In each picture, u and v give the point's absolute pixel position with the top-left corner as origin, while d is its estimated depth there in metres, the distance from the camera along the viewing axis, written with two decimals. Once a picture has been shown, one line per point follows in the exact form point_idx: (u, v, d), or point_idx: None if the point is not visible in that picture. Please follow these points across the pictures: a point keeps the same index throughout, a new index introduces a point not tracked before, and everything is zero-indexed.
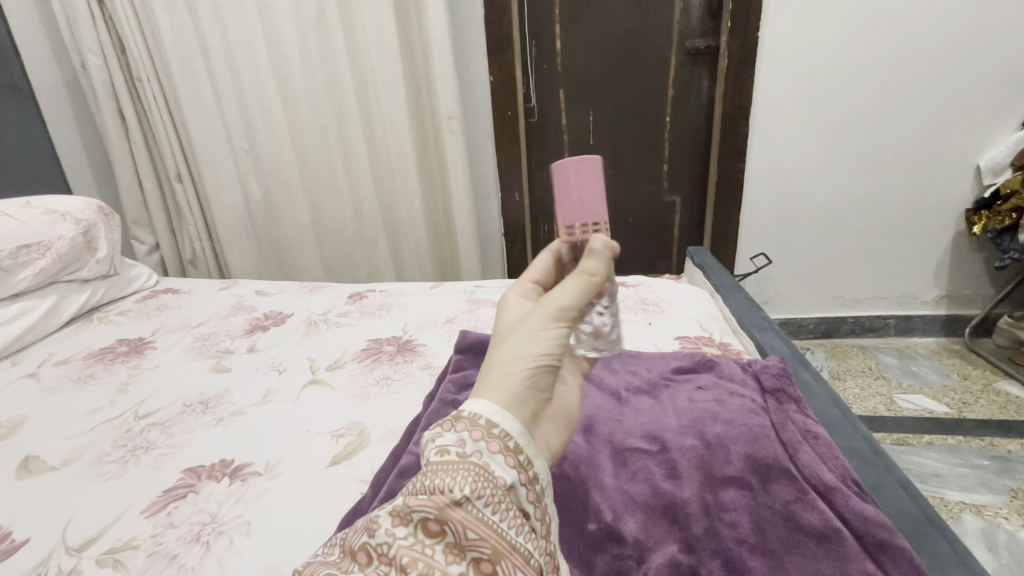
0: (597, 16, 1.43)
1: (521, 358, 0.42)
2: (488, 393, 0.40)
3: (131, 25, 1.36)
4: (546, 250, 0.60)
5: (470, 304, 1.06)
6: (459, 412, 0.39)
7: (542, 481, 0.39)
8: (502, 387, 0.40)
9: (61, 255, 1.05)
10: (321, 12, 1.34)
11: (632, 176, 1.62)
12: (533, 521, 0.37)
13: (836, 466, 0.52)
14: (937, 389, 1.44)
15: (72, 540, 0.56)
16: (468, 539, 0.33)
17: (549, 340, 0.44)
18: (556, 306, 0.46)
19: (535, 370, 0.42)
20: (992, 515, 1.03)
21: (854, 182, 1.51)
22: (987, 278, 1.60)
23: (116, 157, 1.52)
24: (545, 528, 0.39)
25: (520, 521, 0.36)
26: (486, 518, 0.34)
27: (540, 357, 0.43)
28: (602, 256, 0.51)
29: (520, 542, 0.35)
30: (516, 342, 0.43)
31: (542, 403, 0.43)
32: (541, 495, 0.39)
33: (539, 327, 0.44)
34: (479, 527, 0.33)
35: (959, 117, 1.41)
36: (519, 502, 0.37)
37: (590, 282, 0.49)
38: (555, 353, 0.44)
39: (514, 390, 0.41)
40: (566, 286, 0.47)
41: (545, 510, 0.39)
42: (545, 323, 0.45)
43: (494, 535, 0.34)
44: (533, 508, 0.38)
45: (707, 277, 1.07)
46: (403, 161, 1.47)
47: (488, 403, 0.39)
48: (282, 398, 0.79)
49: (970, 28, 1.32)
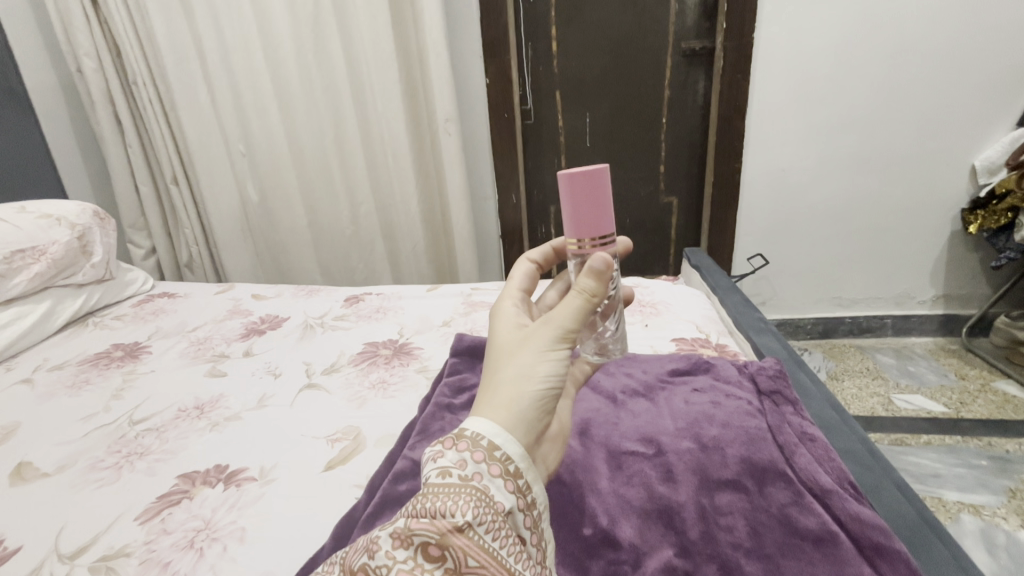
0: (593, 17, 1.43)
1: (528, 379, 0.41)
2: (494, 414, 0.39)
3: (127, 30, 1.36)
4: (520, 263, 0.59)
5: (466, 307, 1.06)
6: (460, 430, 0.38)
7: (539, 505, 0.39)
8: (510, 412, 0.39)
9: (56, 259, 1.05)
10: (318, 15, 1.34)
11: (629, 177, 1.62)
12: (530, 548, 0.37)
13: (832, 469, 0.52)
14: (934, 389, 1.44)
15: (64, 547, 0.55)
16: (468, 566, 0.32)
17: (555, 362, 0.43)
18: (561, 324, 0.44)
19: (541, 394, 0.42)
20: (991, 515, 1.03)
21: (850, 183, 1.51)
22: (984, 277, 1.60)
23: (111, 160, 1.52)
24: (541, 554, 0.38)
25: (519, 547, 0.36)
26: (487, 545, 0.33)
27: (546, 379, 0.42)
28: (599, 272, 0.45)
29: (516, 569, 0.34)
30: (521, 362, 0.42)
31: (546, 427, 0.43)
32: (539, 520, 0.38)
33: (546, 347, 0.43)
34: (479, 554, 0.33)
35: (955, 117, 1.41)
36: (516, 527, 0.36)
37: (590, 301, 0.45)
38: (559, 376, 0.43)
39: (521, 416, 0.40)
40: (572, 301, 0.45)
41: (542, 535, 0.38)
42: (550, 343, 0.44)
43: (494, 563, 0.33)
44: (530, 534, 0.37)
45: (704, 278, 1.07)
46: (399, 164, 1.47)
47: (491, 424, 0.38)
48: (278, 402, 0.78)
49: (965, 28, 1.32)
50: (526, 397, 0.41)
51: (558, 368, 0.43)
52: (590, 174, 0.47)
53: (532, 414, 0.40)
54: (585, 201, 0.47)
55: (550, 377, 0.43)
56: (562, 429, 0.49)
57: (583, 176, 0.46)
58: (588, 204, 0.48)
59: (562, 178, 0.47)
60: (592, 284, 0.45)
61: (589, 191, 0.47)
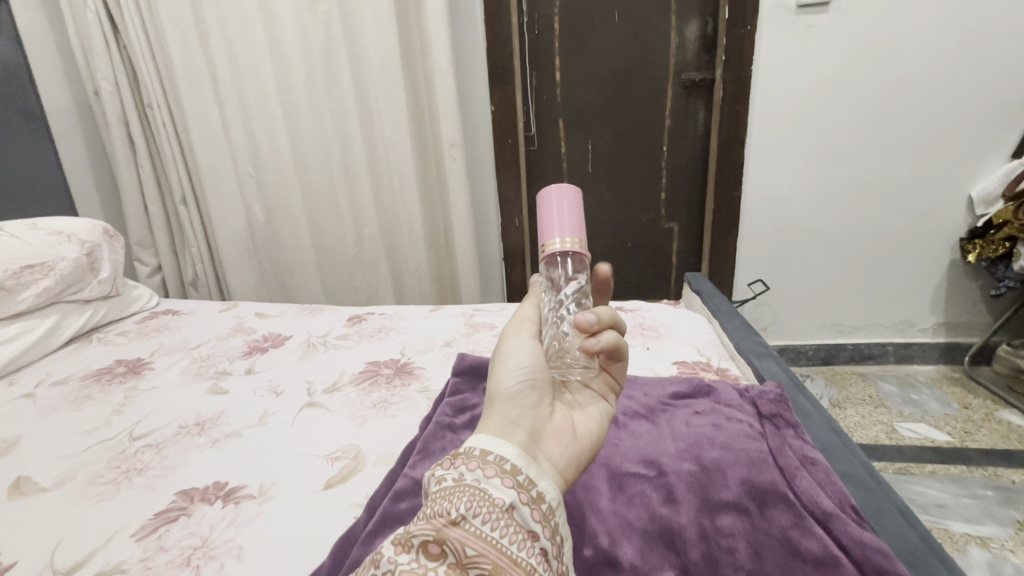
0: (596, 50, 1.48)
1: (500, 377, 0.45)
2: (480, 429, 0.41)
3: (145, 56, 1.41)
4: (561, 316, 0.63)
5: (469, 328, 1.07)
6: (456, 450, 0.39)
7: (549, 499, 0.38)
8: (489, 414, 0.42)
9: (64, 275, 1.06)
10: (330, 43, 1.39)
11: (630, 202, 1.65)
12: (544, 542, 0.36)
13: (834, 492, 0.52)
14: (938, 418, 1.43)
15: (60, 563, 0.54)
16: (468, 556, 0.32)
17: (521, 358, 0.46)
18: (518, 322, 0.52)
19: (518, 388, 0.44)
20: (999, 547, 1.01)
21: (847, 211, 1.53)
22: (984, 306, 1.60)
23: (122, 179, 1.55)
24: (556, 549, 0.37)
25: (524, 539, 0.35)
26: (484, 534, 0.33)
27: (516, 374, 0.45)
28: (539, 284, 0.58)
29: (521, 557, 0.34)
30: (492, 367, 0.47)
31: (534, 420, 0.43)
32: (550, 514, 0.37)
33: (511, 347, 0.48)
34: (477, 543, 0.33)
35: (951, 148, 1.44)
36: (524, 522, 0.36)
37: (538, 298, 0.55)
38: (531, 371, 0.46)
39: (500, 412, 0.42)
40: (525, 306, 0.54)
41: (556, 530, 0.37)
42: (513, 340, 0.49)
43: (493, 551, 0.33)
44: (541, 527, 0.36)
45: (704, 303, 1.08)
46: (404, 186, 1.49)
47: (477, 436, 0.40)
48: (278, 419, 0.78)
49: (956, 62, 1.36)
50: (502, 395, 0.43)
51: (528, 358, 0.46)
52: (560, 185, 0.54)
53: (512, 416, 0.42)
54: (557, 208, 0.52)
55: (519, 372, 0.45)
56: (574, 426, 0.46)
57: (555, 188, 0.54)
58: (561, 213, 0.52)
59: (539, 198, 0.54)
60: (538, 283, 0.56)
61: (560, 200, 0.53)
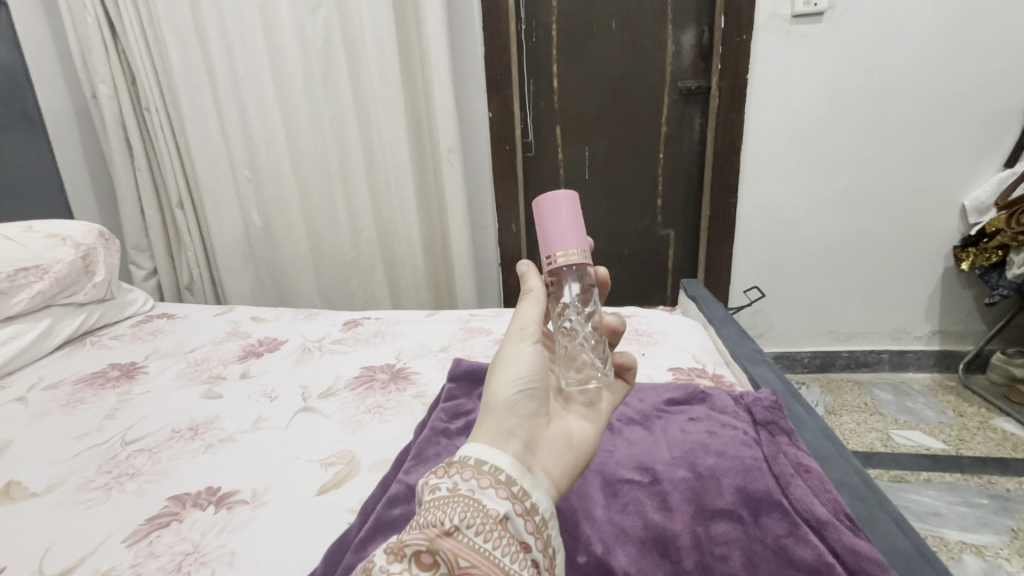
0: (594, 59, 1.49)
1: (499, 385, 0.44)
2: (476, 436, 0.40)
3: (144, 60, 1.42)
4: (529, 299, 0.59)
5: (465, 333, 1.07)
6: (451, 459, 0.39)
7: (542, 510, 0.38)
8: (485, 421, 0.42)
9: (59, 278, 1.06)
10: (328, 49, 1.40)
11: (627, 208, 1.65)
12: (536, 554, 0.36)
13: (828, 500, 0.52)
14: (933, 425, 1.43)
15: (49, 569, 0.54)
16: (461, 567, 0.32)
17: (521, 369, 0.46)
18: (520, 325, 0.49)
19: (515, 397, 0.44)
20: (994, 556, 1.01)
21: (842, 219, 1.54)
22: (977, 313, 1.61)
23: (119, 183, 1.54)
24: (549, 561, 0.37)
25: (516, 551, 0.35)
26: (478, 546, 0.33)
27: (514, 384, 0.44)
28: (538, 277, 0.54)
29: (514, 569, 0.33)
30: (495, 377, 0.45)
31: (530, 429, 0.43)
32: (543, 526, 0.37)
33: (511, 354, 0.47)
34: (470, 554, 0.32)
35: (944, 158, 1.45)
36: (517, 533, 0.36)
37: (538, 299, 0.52)
38: (529, 381, 0.45)
39: (496, 421, 0.42)
40: (526, 307, 0.51)
41: (547, 543, 0.37)
42: (516, 348, 0.47)
43: (486, 562, 0.33)
44: (534, 538, 0.36)
45: (700, 309, 1.08)
46: (403, 192, 1.49)
47: (472, 446, 0.39)
48: (273, 425, 0.78)
49: (948, 74, 1.38)
50: (500, 404, 0.43)
51: (527, 368, 0.46)
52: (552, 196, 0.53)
53: (509, 426, 0.42)
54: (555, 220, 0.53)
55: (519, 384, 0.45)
56: (571, 435, 0.46)
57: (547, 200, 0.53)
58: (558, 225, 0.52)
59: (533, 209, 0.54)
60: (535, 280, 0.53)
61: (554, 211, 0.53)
